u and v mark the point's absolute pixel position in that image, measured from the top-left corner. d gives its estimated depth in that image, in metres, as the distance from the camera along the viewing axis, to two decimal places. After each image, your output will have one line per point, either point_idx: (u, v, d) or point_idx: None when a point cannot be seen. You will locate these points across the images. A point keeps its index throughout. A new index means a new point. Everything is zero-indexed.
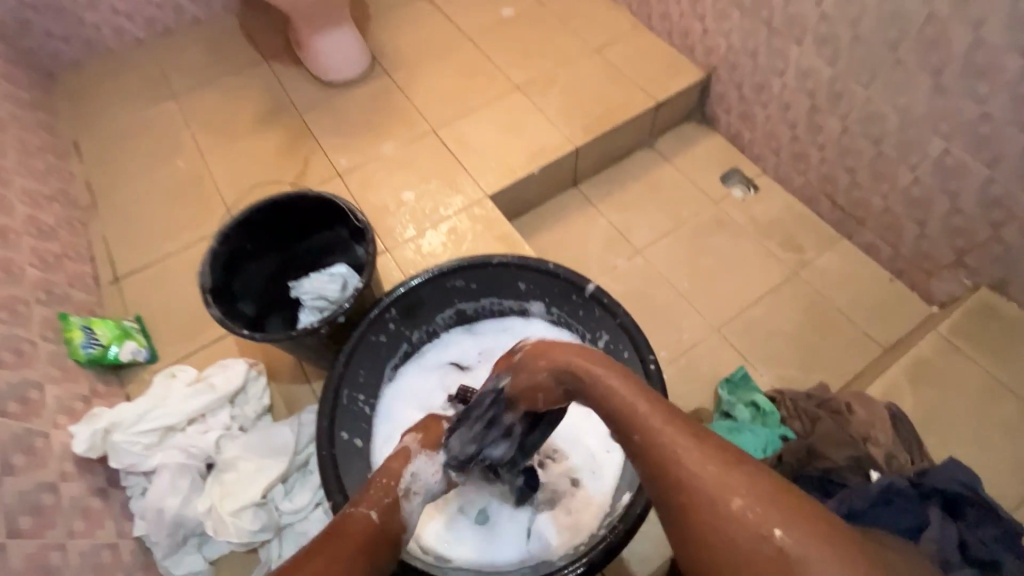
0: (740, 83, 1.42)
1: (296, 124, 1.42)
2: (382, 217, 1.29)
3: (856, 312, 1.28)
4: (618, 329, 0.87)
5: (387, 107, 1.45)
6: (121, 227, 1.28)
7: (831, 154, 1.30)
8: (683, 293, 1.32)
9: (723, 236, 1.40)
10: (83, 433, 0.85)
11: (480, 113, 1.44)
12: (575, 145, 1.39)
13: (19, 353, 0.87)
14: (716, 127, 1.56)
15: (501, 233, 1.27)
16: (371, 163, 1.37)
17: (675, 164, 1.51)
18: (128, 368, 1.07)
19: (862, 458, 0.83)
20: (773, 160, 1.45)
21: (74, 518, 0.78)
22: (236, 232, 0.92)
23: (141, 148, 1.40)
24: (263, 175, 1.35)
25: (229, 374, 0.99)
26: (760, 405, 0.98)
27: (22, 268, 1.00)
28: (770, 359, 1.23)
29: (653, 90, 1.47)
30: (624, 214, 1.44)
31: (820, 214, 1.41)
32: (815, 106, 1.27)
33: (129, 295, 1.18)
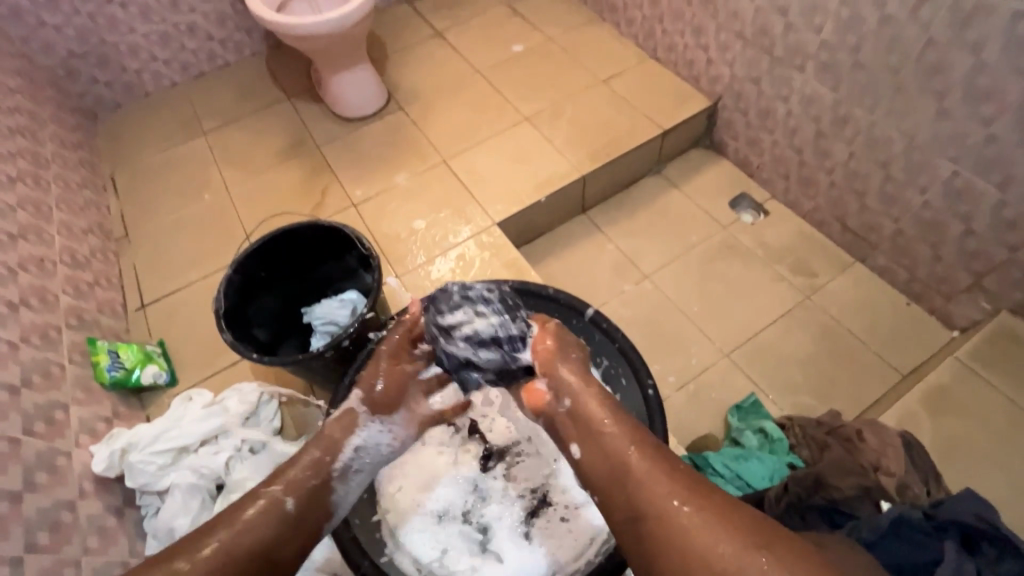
0: (745, 110, 1.44)
1: (315, 158, 1.50)
2: (393, 244, 1.33)
3: (872, 337, 1.25)
4: (617, 354, 0.88)
5: (401, 140, 1.51)
6: (150, 257, 1.35)
7: (839, 178, 1.30)
8: (692, 318, 1.31)
9: (732, 261, 1.40)
10: (102, 453, 0.89)
11: (489, 143, 1.49)
12: (582, 173, 1.42)
13: (48, 375, 0.92)
14: (724, 153, 1.57)
15: (509, 260, 1.30)
16: (384, 193, 1.42)
17: (683, 190, 1.53)
18: (149, 391, 1.12)
19: (872, 488, 0.80)
20: (781, 185, 1.45)
21: (90, 536, 0.81)
22: (251, 260, 0.97)
23: (172, 182, 1.49)
24: (283, 206, 1.42)
25: (242, 396, 1.02)
26: (768, 432, 0.96)
27: (57, 295, 1.07)
28: (782, 385, 1.21)
29: (659, 118, 1.49)
30: (633, 240, 1.45)
31: (832, 237, 1.39)
32: (820, 131, 1.28)
33: (153, 321, 1.24)
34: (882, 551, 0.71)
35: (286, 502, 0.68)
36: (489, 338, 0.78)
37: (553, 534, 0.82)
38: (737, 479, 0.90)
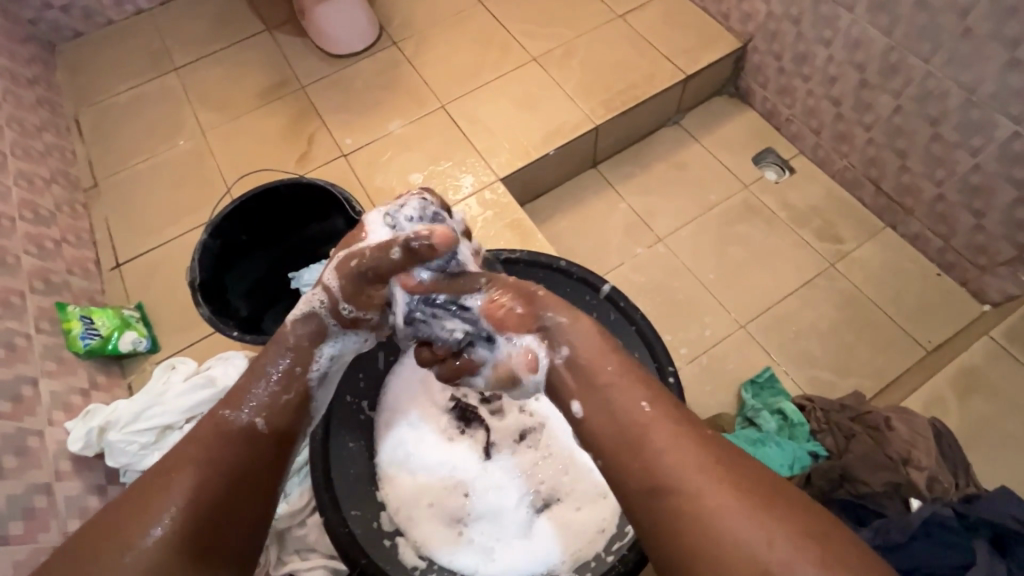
0: (779, 53, 1.29)
1: (299, 100, 1.35)
2: (387, 200, 1.22)
3: (898, 309, 1.18)
4: (635, 336, 0.80)
5: (395, 81, 1.36)
6: (123, 210, 1.24)
7: (879, 135, 1.18)
8: (708, 285, 1.24)
9: (753, 223, 1.30)
10: (79, 431, 0.83)
11: (493, 87, 1.34)
12: (595, 124, 1.29)
13: (13, 348, 0.84)
14: (751, 103, 1.43)
15: (514, 220, 1.19)
16: (377, 142, 1.29)
17: (704, 143, 1.40)
18: (129, 358, 1.05)
19: (902, 485, 0.76)
20: (812, 140, 1.33)
21: (69, 519, 0.77)
22: (229, 223, 0.87)
23: (142, 125, 1.35)
24: (266, 155, 1.29)
25: (229, 368, 0.95)
26: (787, 414, 0.90)
27: (18, 256, 0.97)
28: (800, 359, 1.15)
29: (683, 61, 1.34)
30: (647, 198, 1.34)
31: (862, 199, 1.29)
32: (865, 80, 1.14)
33: (130, 281, 1.15)
34: (912, 553, 0.67)
35: (256, 424, 0.65)
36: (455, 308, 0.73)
37: (565, 515, 0.79)
38: None
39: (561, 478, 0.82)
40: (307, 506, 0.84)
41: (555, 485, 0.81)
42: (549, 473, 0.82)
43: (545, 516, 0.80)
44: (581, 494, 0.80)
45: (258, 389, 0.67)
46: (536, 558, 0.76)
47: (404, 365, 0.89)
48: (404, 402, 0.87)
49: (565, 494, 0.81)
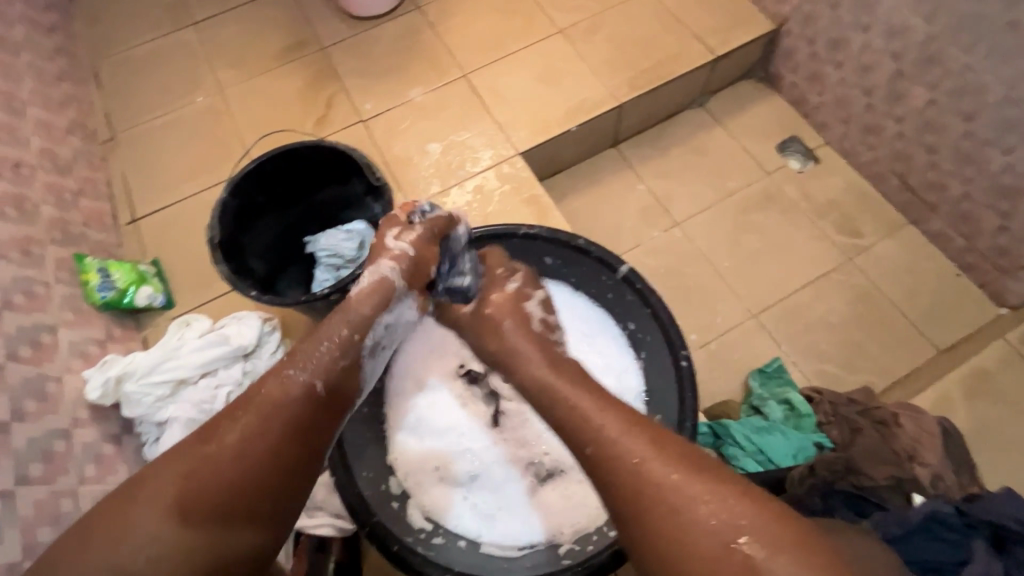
0: (813, 38, 1.25)
1: (318, 62, 1.33)
2: (404, 169, 1.21)
3: (912, 307, 1.17)
4: (650, 318, 0.81)
5: (416, 48, 1.33)
6: (140, 165, 1.24)
7: (910, 128, 1.15)
8: (722, 273, 1.23)
9: (772, 213, 1.28)
10: (96, 380, 0.85)
11: (516, 58, 1.31)
12: (618, 102, 1.26)
13: (32, 295, 0.85)
14: (779, 89, 1.39)
15: (531, 196, 1.18)
16: (397, 109, 1.27)
17: (727, 127, 1.37)
18: (145, 313, 1.06)
19: (904, 480, 0.77)
20: (839, 130, 1.30)
21: (87, 465, 0.79)
22: (247, 184, 0.86)
23: (160, 80, 1.33)
24: (284, 117, 1.27)
25: (244, 328, 0.96)
26: (794, 405, 0.91)
27: (37, 205, 0.97)
28: (810, 352, 1.15)
29: (712, 41, 1.30)
30: (666, 181, 1.33)
31: (885, 194, 1.27)
32: (900, 71, 1.11)
33: (146, 237, 1.16)
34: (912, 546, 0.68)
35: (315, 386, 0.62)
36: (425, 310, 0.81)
37: (569, 486, 0.80)
38: (758, 453, 0.86)
39: (565, 451, 0.83)
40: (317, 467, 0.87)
41: (560, 459, 0.82)
42: (554, 445, 0.83)
43: (548, 486, 0.81)
44: (585, 467, 0.81)
45: (319, 351, 0.64)
46: (537, 526, 0.78)
47: (419, 332, 0.89)
48: (417, 370, 0.88)
49: (568, 467, 0.82)
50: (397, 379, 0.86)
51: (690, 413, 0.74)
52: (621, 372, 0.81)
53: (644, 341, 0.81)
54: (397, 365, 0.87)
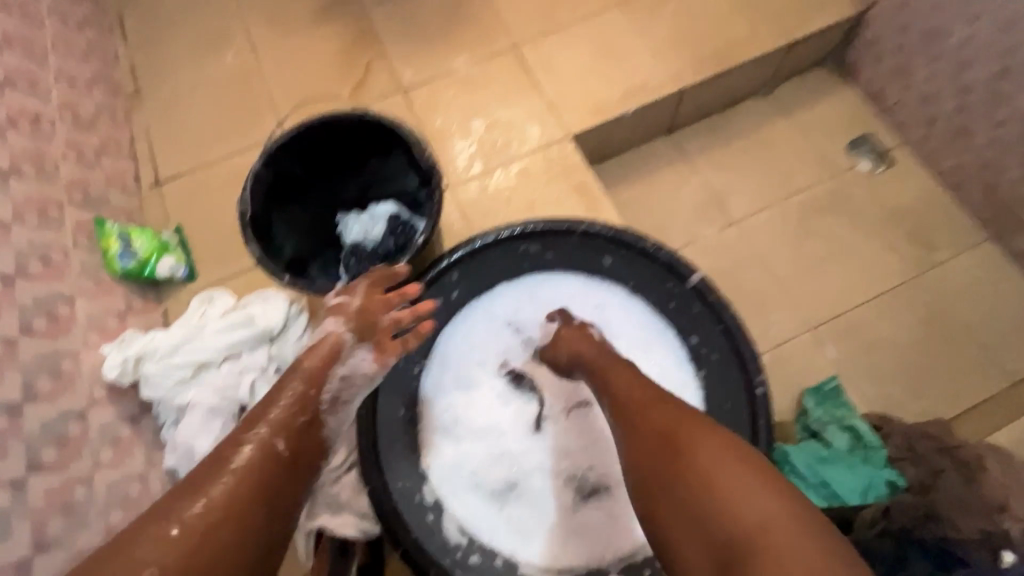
0: (905, 27, 1.13)
1: (358, 23, 1.23)
2: (445, 146, 1.13)
3: (986, 331, 1.08)
4: (720, 334, 0.74)
5: (464, 12, 1.23)
6: (165, 124, 1.16)
7: (1008, 135, 1.04)
8: (779, 280, 1.14)
9: (839, 217, 1.18)
10: (114, 359, 0.80)
11: (572, 30, 1.20)
12: (681, 86, 1.16)
13: (50, 262, 0.79)
14: (854, 81, 1.28)
15: (580, 184, 1.09)
16: (440, 79, 1.18)
17: (795, 120, 1.26)
18: (166, 284, 1.00)
19: (995, 535, 0.67)
20: (921, 131, 1.19)
21: (102, 448, 0.74)
22: (283, 155, 0.79)
23: (188, 32, 1.24)
24: (320, 81, 1.19)
25: (269, 309, 0.90)
26: (861, 434, 0.83)
27: (57, 162, 0.90)
28: (870, 372, 1.06)
29: (789, 23, 1.18)
30: (723, 175, 1.23)
31: (966, 205, 1.16)
32: (1007, 69, 0.99)
33: (170, 202, 1.09)
34: None
35: None
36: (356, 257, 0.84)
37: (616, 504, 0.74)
38: (821, 487, 0.79)
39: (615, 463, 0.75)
40: (344, 463, 0.81)
41: (609, 475, 0.75)
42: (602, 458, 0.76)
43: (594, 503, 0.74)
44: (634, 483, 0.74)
45: None
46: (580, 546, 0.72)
47: (459, 325, 0.80)
48: (456, 365, 0.79)
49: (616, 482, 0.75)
50: (434, 374, 0.79)
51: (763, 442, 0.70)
52: (678, 389, 0.74)
53: (706, 359, 0.75)
54: (435, 360, 0.79)
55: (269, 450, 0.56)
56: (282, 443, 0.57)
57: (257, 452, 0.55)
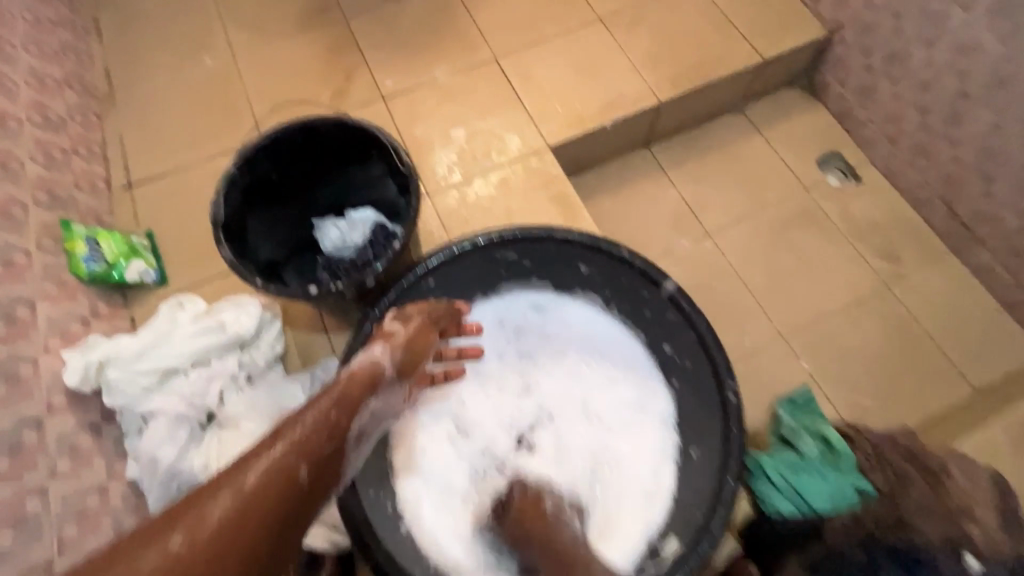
0: (870, 49, 1.18)
1: (339, 31, 1.23)
2: (425, 154, 1.13)
3: (950, 342, 1.11)
4: (693, 342, 0.75)
5: (446, 24, 1.24)
6: (138, 127, 1.14)
7: (967, 154, 1.08)
8: (753, 291, 1.16)
9: (809, 230, 1.21)
10: (76, 363, 0.76)
11: (551, 44, 1.22)
12: (658, 100, 1.18)
13: (10, 264, 0.77)
14: (823, 100, 1.32)
15: (558, 193, 1.10)
16: (421, 88, 1.18)
17: (767, 136, 1.30)
18: (134, 289, 0.98)
19: (958, 540, 0.71)
20: (886, 149, 1.23)
21: (60, 458, 0.71)
22: (259, 158, 0.79)
23: (165, 36, 1.23)
24: (300, 86, 1.18)
25: (241, 315, 0.88)
26: (832, 443, 0.83)
27: (22, 162, 0.88)
28: (840, 381, 1.08)
29: (761, 43, 1.22)
30: (699, 187, 1.25)
31: (929, 221, 1.20)
32: (965, 92, 1.05)
33: (141, 205, 1.07)
34: None
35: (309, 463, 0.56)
36: (333, 267, 0.85)
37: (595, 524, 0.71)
38: (793, 495, 0.79)
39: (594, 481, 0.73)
40: None
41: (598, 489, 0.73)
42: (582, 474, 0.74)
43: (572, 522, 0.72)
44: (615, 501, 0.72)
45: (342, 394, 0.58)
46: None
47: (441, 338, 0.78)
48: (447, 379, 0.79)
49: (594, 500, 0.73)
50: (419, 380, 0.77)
51: (736, 455, 0.70)
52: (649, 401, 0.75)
53: (680, 367, 0.76)
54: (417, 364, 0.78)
55: (290, 473, 0.57)
56: (304, 470, 0.58)
57: (277, 470, 0.56)
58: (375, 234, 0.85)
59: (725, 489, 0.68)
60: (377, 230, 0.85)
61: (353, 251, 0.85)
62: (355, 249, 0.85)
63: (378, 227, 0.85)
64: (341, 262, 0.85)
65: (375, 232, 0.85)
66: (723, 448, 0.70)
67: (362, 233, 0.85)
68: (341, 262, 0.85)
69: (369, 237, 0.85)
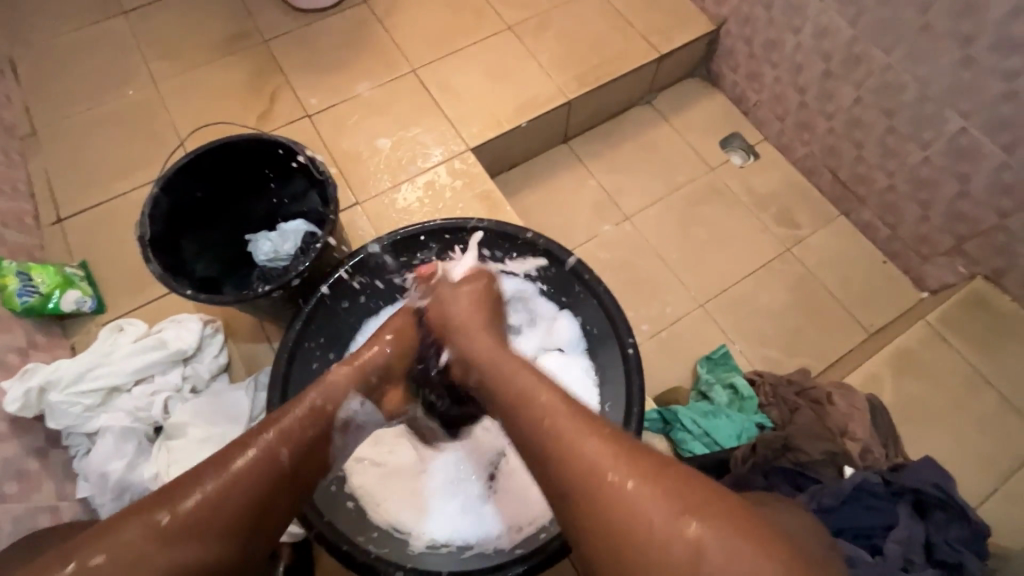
0: (750, 39, 1.30)
1: (261, 55, 1.28)
2: (354, 165, 1.19)
3: (846, 293, 1.25)
4: (596, 306, 0.84)
5: (364, 41, 1.31)
6: (64, 161, 1.16)
7: (839, 125, 1.22)
8: (671, 265, 1.27)
9: (716, 205, 1.33)
10: (16, 391, 0.80)
11: (464, 54, 1.31)
12: (568, 98, 1.28)
13: None
14: (720, 87, 1.45)
15: (483, 191, 1.18)
16: (344, 103, 1.24)
17: (673, 124, 1.41)
18: (72, 319, 0.99)
19: (837, 454, 0.85)
20: (777, 127, 1.36)
21: (6, 482, 0.73)
22: (181, 178, 0.83)
23: (85, 71, 1.25)
24: (226, 110, 1.22)
25: (182, 331, 0.92)
26: (738, 389, 1.00)
27: None
28: (752, 338, 1.20)
29: (656, 40, 1.33)
30: (616, 175, 1.35)
31: (820, 187, 1.34)
32: (829, 69, 1.17)
33: (72, 238, 1.09)
34: (843, 515, 0.75)
35: (281, 456, 0.59)
36: (266, 273, 0.90)
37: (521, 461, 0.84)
38: (704, 435, 0.93)
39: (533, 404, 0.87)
40: None
41: None
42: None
43: (504, 468, 0.84)
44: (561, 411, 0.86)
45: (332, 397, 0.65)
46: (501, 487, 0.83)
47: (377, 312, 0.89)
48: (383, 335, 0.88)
49: None
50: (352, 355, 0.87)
51: (638, 399, 0.77)
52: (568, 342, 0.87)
53: (589, 334, 0.86)
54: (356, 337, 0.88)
55: (274, 459, 0.58)
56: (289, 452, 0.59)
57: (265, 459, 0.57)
58: (306, 240, 0.90)
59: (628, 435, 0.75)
60: (308, 238, 0.90)
61: (287, 258, 0.90)
62: (288, 255, 0.90)
63: (308, 235, 0.91)
64: (274, 269, 0.90)
65: (306, 239, 0.90)
66: (627, 393, 0.78)
67: (292, 240, 0.90)
68: (273, 270, 0.90)
69: (301, 244, 0.90)
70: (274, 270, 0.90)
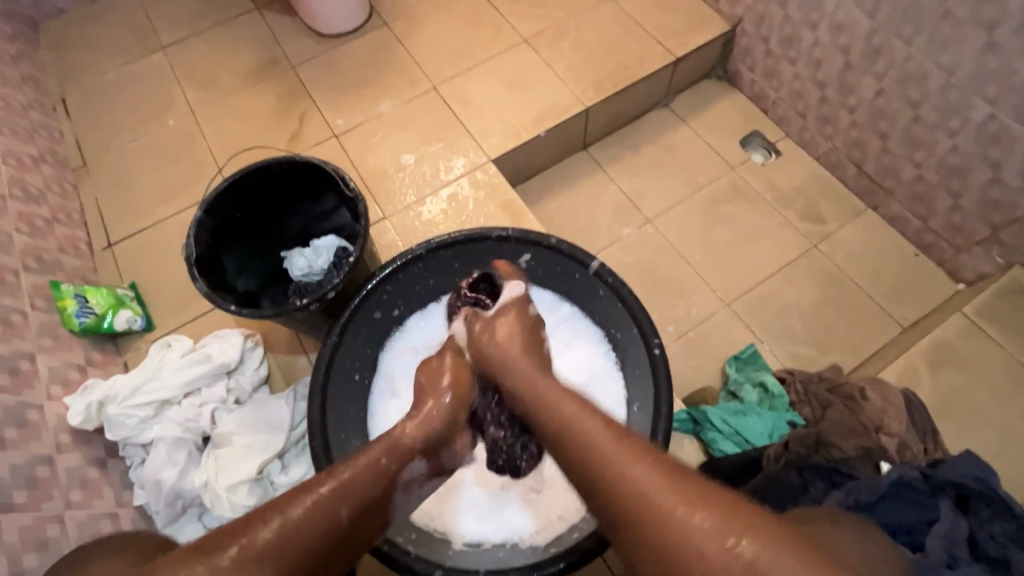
0: (767, 37, 1.30)
1: (289, 81, 1.34)
2: (380, 181, 1.23)
3: (877, 288, 1.22)
4: (620, 307, 0.85)
5: (386, 62, 1.36)
6: (111, 190, 1.24)
7: (862, 117, 1.20)
8: (695, 265, 1.27)
9: (739, 204, 1.32)
10: (78, 405, 0.85)
11: (483, 69, 1.34)
12: (585, 105, 1.30)
13: (8, 324, 0.85)
14: (738, 86, 1.45)
15: (505, 200, 1.21)
16: (369, 122, 1.29)
17: (692, 125, 1.42)
18: (124, 337, 1.05)
19: (873, 450, 0.84)
20: (798, 123, 1.35)
21: (72, 490, 0.79)
22: (222, 199, 0.89)
23: (129, 104, 1.33)
24: (258, 134, 1.29)
25: (226, 345, 0.97)
26: (769, 387, 1.01)
27: (9, 234, 0.98)
28: (781, 337, 1.19)
29: (671, 43, 1.34)
30: (636, 179, 1.37)
31: (846, 181, 1.32)
32: (849, 63, 1.16)
33: (121, 261, 1.16)
34: (878, 511, 0.75)
35: None
36: (303, 285, 0.95)
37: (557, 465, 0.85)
38: (736, 435, 0.93)
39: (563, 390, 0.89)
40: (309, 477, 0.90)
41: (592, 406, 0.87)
42: None
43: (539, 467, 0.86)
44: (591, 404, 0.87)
45: None
46: None
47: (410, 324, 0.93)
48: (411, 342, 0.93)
49: None
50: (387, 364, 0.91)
51: (666, 399, 0.78)
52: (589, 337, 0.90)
53: (614, 338, 0.87)
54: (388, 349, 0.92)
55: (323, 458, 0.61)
56: None
57: None
58: (339, 253, 0.94)
59: (657, 436, 0.76)
60: (341, 251, 0.94)
61: (320, 270, 0.94)
62: (322, 268, 0.94)
63: (341, 248, 0.94)
64: (310, 282, 0.94)
65: (339, 253, 0.94)
66: (655, 395, 0.79)
67: (327, 253, 0.94)
68: (309, 283, 0.94)
69: (335, 257, 0.93)
70: (310, 283, 0.94)
